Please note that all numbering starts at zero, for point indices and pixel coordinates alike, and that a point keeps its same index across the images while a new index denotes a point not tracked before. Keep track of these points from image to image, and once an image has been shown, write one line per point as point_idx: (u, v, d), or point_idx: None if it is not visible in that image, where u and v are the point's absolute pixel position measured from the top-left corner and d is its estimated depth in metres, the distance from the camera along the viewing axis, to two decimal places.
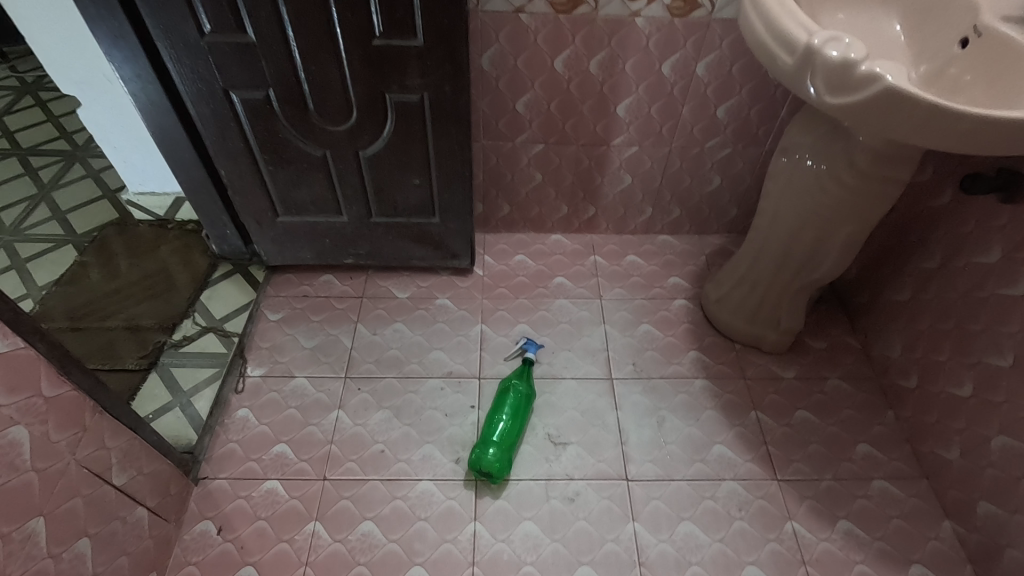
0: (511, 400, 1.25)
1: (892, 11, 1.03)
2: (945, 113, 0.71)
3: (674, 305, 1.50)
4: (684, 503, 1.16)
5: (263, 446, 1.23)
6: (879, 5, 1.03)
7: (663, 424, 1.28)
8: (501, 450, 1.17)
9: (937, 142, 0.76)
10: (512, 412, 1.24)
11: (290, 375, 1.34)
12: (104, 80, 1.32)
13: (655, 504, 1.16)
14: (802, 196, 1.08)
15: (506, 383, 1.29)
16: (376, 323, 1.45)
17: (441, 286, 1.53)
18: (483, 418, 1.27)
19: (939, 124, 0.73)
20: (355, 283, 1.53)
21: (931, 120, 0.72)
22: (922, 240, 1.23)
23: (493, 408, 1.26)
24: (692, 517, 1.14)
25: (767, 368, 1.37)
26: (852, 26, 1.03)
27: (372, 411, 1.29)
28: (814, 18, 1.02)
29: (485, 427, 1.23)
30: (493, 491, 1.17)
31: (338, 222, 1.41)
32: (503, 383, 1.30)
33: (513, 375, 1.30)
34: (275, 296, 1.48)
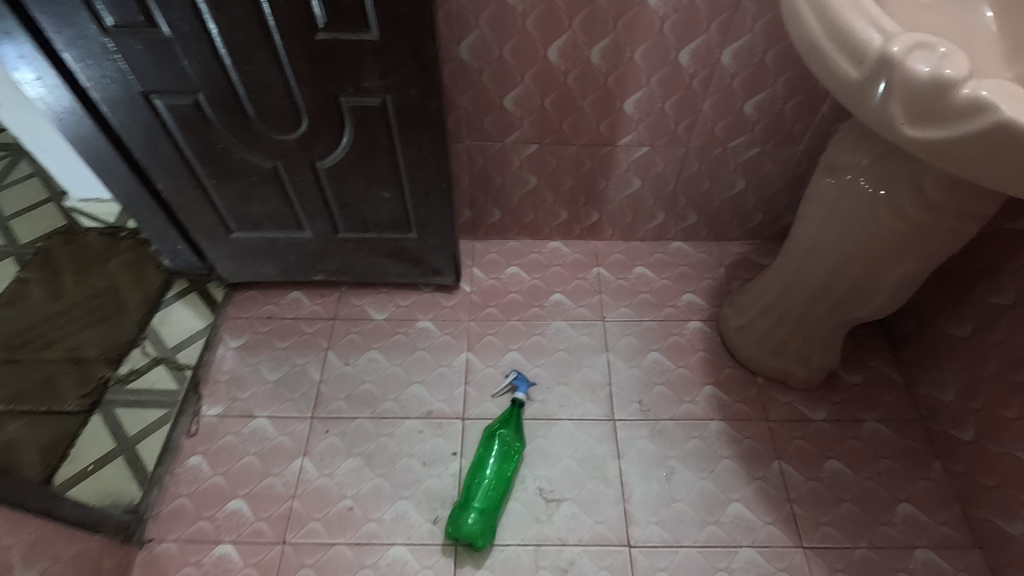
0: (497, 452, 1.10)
1: None
2: None
3: (688, 327, 1.31)
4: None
5: (216, 502, 1.09)
6: None
7: (672, 476, 1.11)
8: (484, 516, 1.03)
9: None
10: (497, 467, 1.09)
11: (250, 415, 1.19)
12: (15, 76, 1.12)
13: None
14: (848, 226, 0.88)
15: (491, 429, 1.14)
16: (348, 350, 1.29)
17: (423, 305, 1.36)
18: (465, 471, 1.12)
19: None
20: (326, 301, 1.36)
21: None
22: (991, 269, 1.02)
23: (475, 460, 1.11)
24: None
25: (794, 408, 1.19)
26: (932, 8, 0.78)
27: (341, 459, 1.14)
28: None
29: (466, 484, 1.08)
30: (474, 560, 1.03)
31: (300, 238, 1.23)
32: (488, 429, 1.15)
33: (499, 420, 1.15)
34: (237, 319, 1.32)
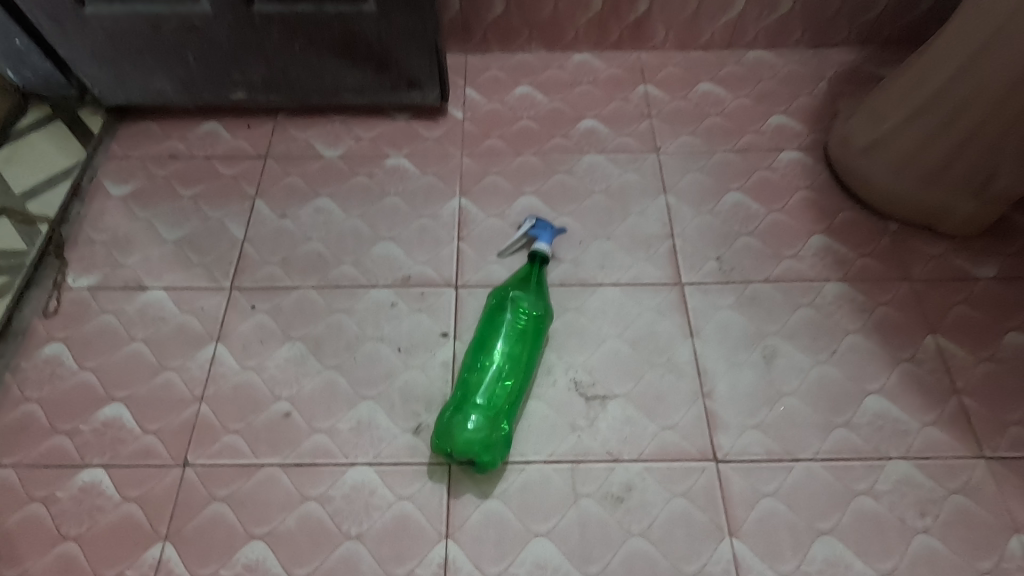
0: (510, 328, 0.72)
1: None
2: None
3: (780, 158, 0.90)
4: (820, 503, 0.65)
5: (81, 409, 0.71)
6: None
7: (774, 361, 0.74)
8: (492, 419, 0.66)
9: None
10: (511, 349, 0.71)
11: (139, 286, 0.80)
12: None
13: (768, 505, 0.65)
14: None
15: (499, 296, 0.75)
16: (286, 198, 0.88)
17: (396, 137, 0.94)
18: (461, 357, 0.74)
19: None
20: (254, 135, 0.94)
21: None
22: None
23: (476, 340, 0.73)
24: (836, 530, 0.64)
25: (948, 263, 0.80)
26: None
27: (274, 345, 0.76)
28: None
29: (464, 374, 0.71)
30: (478, 486, 0.67)
31: (197, 16, 0.80)
32: (495, 297, 0.76)
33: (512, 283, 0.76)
34: (122, 160, 0.91)
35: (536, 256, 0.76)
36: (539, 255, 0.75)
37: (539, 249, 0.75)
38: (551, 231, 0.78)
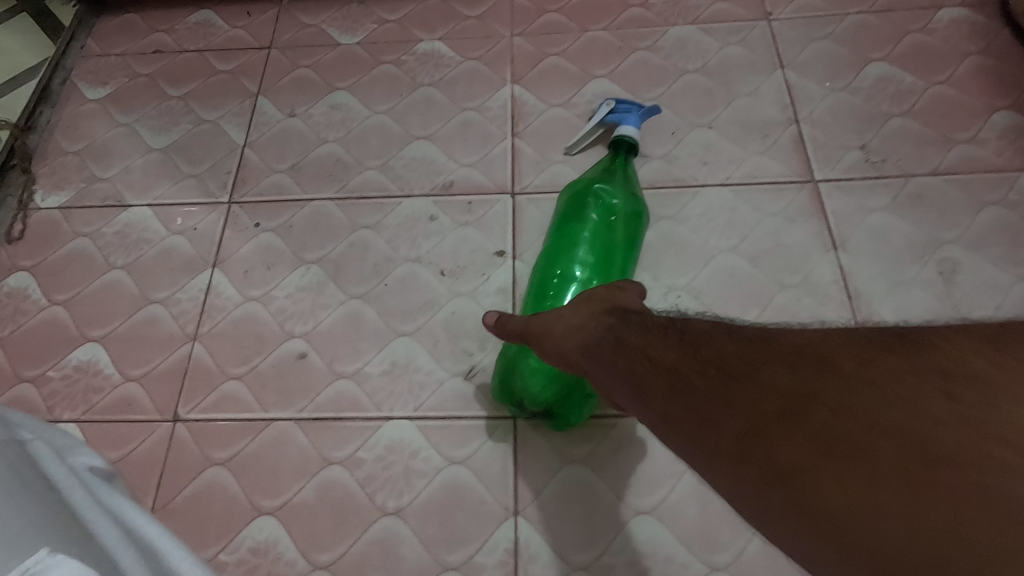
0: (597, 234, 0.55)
1: None
2: None
3: (940, 17, 0.67)
4: None
5: (50, 351, 0.57)
6: None
7: (955, 278, 0.53)
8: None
9: None
10: (600, 260, 0.54)
11: (118, 203, 0.64)
12: None
13: None
14: None
15: (577, 196, 0.58)
16: (295, 94, 0.70)
17: (429, 17, 0.75)
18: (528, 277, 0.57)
19: None
20: (255, 24, 0.76)
21: None
22: None
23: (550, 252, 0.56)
24: None
25: None
26: None
27: (283, 271, 0.59)
28: None
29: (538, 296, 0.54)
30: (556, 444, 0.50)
31: None
32: (569, 199, 0.58)
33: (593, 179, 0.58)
34: (100, 58, 0.74)
35: (623, 141, 0.58)
36: (628, 141, 0.58)
37: (627, 133, 0.58)
38: (641, 112, 0.60)
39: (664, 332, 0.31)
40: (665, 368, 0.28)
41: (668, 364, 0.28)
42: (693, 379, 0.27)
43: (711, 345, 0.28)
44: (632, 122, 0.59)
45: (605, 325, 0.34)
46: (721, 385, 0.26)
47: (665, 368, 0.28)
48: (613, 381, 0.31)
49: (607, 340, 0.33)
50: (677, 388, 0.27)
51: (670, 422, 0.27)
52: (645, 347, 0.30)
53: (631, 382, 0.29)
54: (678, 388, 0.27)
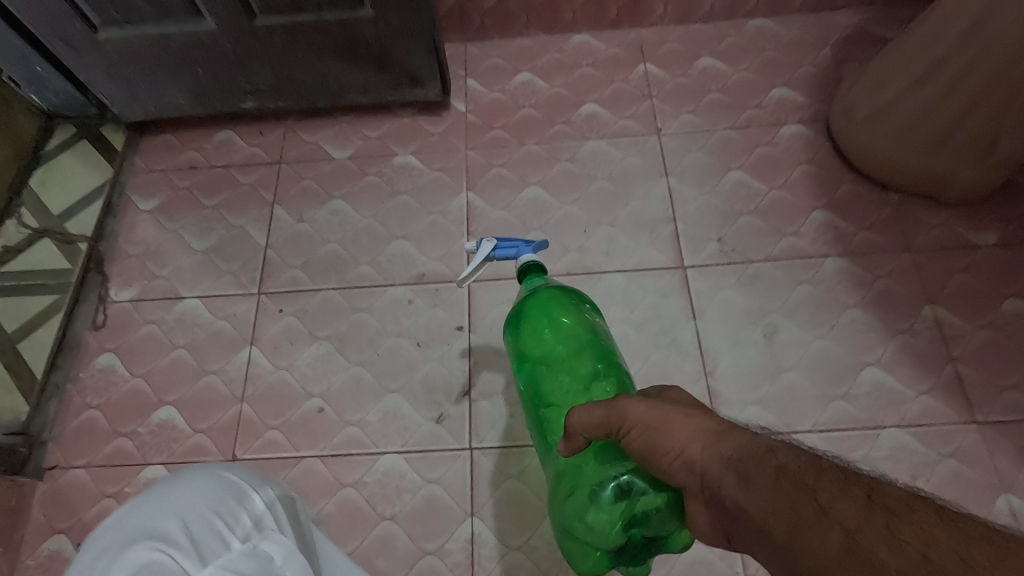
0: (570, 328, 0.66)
1: None
2: None
3: (782, 133, 0.91)
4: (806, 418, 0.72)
5: (137, 413, 0.79)
6: None
7: (774, 337, 0.77)
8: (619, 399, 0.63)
9: None
10: (583, 337, 0.66)
11: (176, 296, 0.86)
12: None
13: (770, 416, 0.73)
14: None
15: (534, 322, 0.66)
16: (302, 202, 0.92)
17: (402, 134, 0.96)
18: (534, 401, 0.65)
19: None
20: (266, 141, 0.97)
21: None
22: None
23: (542, 366, 0.65)
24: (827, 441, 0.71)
25: (951, 231, 0.81)
26: None
27: (302, 346, 0.81)
28: None
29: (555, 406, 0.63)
30: (526, 485, 0.72)
31: (203, 32, 0.82)
32: (525, 329, 0.67)
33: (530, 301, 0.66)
34: (146, 174, 0.95)
35: (529, 266, 0.65)
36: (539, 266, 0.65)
37: (532, 258, 0.65)
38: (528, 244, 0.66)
39: (828, 480, 0.36)
40: (841, 529, 0.33)
41: (840, 527, 0.33)
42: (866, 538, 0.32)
43: (882, 513, 0.32)
44: (528, 252, 0.65)
45: (743, 447, 0.40)
46: (856, 550, 0.32)
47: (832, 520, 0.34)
48: (756, 518, 0.37)
49: (749, 470, 0.39)
50: (859, 560, 0.32)
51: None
52: (811, 491, 0.35)
53: (790, 530, 0.35)
54: (854, 555, 0.32)
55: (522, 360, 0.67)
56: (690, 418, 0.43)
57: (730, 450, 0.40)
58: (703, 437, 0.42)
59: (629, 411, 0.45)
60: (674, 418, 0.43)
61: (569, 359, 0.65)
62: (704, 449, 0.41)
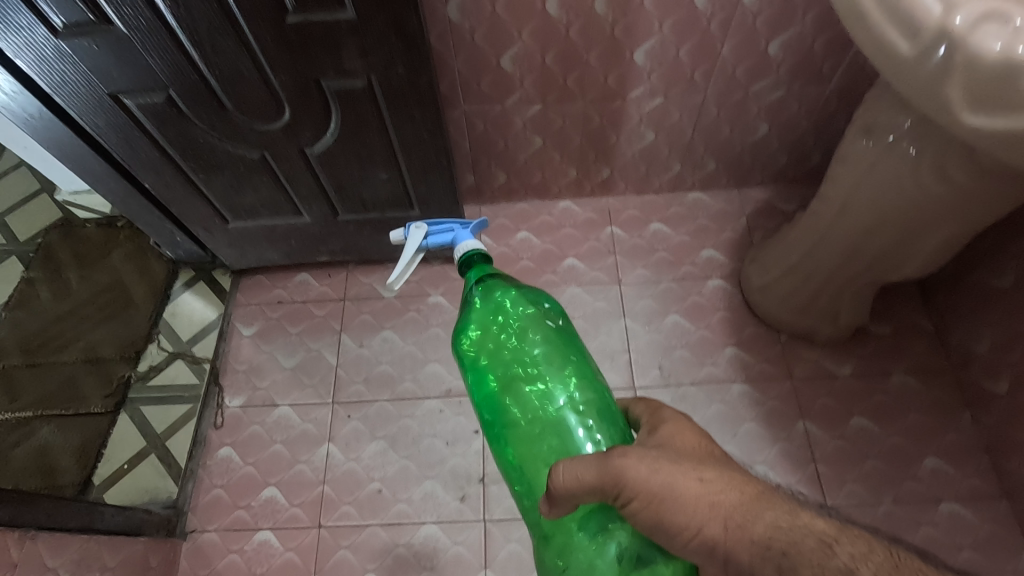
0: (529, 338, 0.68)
1: None
2: None
3: (708, 286, 1.27)
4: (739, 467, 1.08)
5: (250, 491, 1.12)
6: None
7: None
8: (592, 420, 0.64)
9: None
10: (545, 345, 0.68)
11: (272, 403, 1.20)
12: None
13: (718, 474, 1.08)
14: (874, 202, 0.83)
15: (487, 325, 0.69)
16: (361, 332, 1.27)
17: (434, 279, 1.32)
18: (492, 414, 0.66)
19: None
20: (334, 282, 1.33)
21: None
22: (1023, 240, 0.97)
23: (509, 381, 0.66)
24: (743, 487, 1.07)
25: (821, 365, 1.16)
26: None
27: (366, 442, 1.15)
28: None
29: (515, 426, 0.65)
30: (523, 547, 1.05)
31: (299, 223, 1.17)
32: (479, 336, 0.69)
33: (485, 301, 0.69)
34: (246, 306, 1.30)
35: (471, 254, 0.71)
36: (480, 253, 0.71)
37: (473, 247, 0.71)
38: (464, 227, 0.74)
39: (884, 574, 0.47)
40: None
41: None
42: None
43: None
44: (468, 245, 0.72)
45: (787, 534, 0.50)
46: None
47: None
48: None
49: (791, 562, 0.49)
50: None
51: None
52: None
53: None
54: None
55: (482, 372, 0.68)
56: (713, 504, 0.53)
57: (777, 540, 0.50)
58: (724, 513, 0.52)
59: (627, 474, 0.53)
60: (683, 485, 0.54)
61: (529, 371, 0.66)
62: (725, 528, 0.52)
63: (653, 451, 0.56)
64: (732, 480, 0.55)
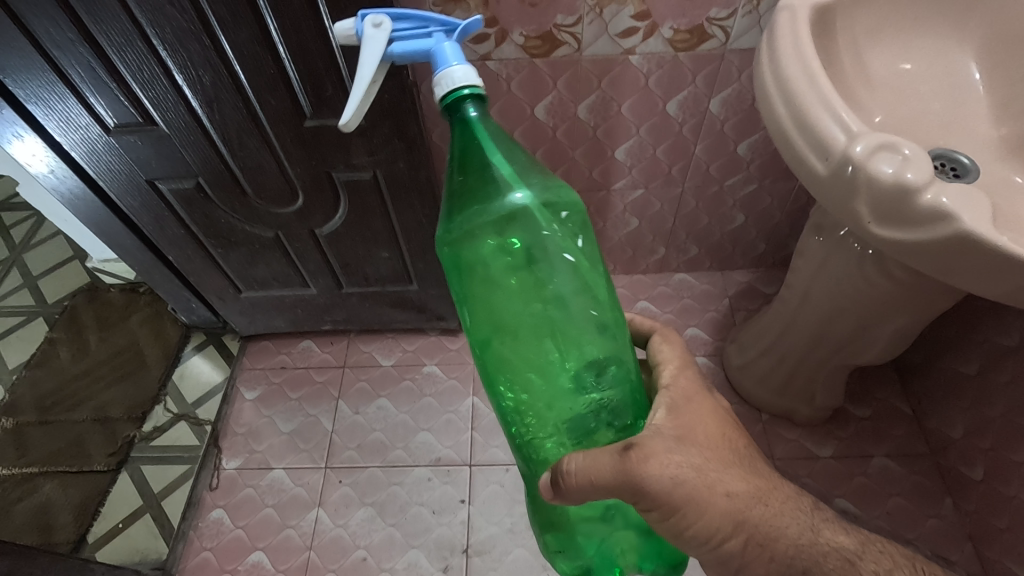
0: (543, 256, 0.55)
1: (959, 61, 0.77)
2: (1011, 262, 0.49)
3: None
4: None
5: (238, 555, 1.14)
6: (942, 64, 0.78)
7: None
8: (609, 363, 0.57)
9: (972, 281, 0.55)
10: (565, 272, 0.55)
11: (267, 467, 1.24)
12: None
13: None
14: (832, 291, 0.90)
15: (488, 226, 0.53)
16: (358, 399, 1.32)
17: (430, 349, 1.39)
18: (483, 335, 0.55)
19: (991, 271, 0.52)
20: (336, 349, 1.40)
21: (995, 268, 0.51)
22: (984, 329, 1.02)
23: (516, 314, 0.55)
24: None
25: (802, 445, 1.19)
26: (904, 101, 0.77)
27: (354, 509, 1.18)
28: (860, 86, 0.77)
29: (516, 353, 0.56)
30: None
31: (306, 294, 1.26)
32: (474, 241, 0.54)
33: (484, 196, 0.52)
34: (251, 370, 1.37)
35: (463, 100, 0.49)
36: (477, 101, 0.49)
37: (468, 91, 0.48)
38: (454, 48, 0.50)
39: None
40: None
41: None
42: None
43: None
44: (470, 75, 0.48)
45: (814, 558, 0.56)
46: None
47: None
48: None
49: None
50: None
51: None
52: None
53: None
54: None
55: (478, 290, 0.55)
56: (739, 521, 0.56)
57: (799, 559, 0.56)
58: (747, 529, 0.56)
59: (645, 481, 0.53)
60: (706, 501, 0.55)
61: (543, 297, 0.55)
62: (745, 545, 0.57)
63: (675, 448, 0.56)
64: (752, 492, 0.58)
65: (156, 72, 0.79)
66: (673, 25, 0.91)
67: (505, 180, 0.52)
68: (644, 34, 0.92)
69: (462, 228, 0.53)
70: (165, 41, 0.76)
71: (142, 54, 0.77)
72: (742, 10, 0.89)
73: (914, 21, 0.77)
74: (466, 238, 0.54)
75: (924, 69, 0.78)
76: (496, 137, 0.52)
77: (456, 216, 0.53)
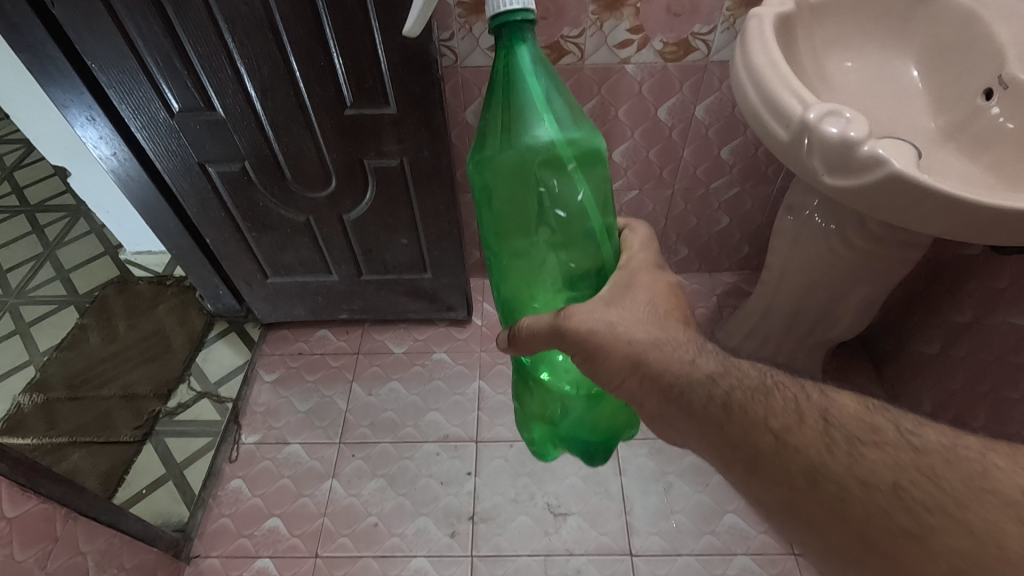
0: (551, 193, 0.61)
1: (901, 67, 0.92)
2: (935, 196, 0.62)
3: None
4: (706, 516, 1.17)
5: (254, 521, 1.20)
6: (887, 70, 0.93)
7: (670, 490, 1.21)
8: (595, 276, 0.67)
9: (907, 218, 0.67)
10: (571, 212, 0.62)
11: (284, 442, 1.31)
12: (85, 161, 1.27)
13: (678, 518, 1.17)
14: (804, 266, 1.02)
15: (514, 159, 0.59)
16: (371, 382, 1.41)
17: (439, 338, 1.48)
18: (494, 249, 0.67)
19: (922, 205, 0.64)
20: (351, 337, 1.50)
21: (924, 203, 0.64)
22: (943, 309, 1.14)
23: (517, 238, 0.65)
24: (714, 531, 1.15)
25: None
26: (856, 99, 0.92)
27: (367, 480, 1.25)
28: (819, 83, 0.91)
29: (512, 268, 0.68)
30: None
31: (328, 281, 1.37)
32: (494, 173, 0.61)
33: (509, 134, 0.58)
34: (270, 355, 1.46)
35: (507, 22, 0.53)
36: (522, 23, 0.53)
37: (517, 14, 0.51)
38: None
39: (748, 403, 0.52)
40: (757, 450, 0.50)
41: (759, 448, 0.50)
42: (764, 448, 0.49)
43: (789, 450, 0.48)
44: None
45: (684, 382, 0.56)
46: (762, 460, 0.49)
47: (741, 428, 0.51)
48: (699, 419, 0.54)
49: (685, 399, 0.55)
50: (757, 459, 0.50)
51: (740, 465, 0.51)
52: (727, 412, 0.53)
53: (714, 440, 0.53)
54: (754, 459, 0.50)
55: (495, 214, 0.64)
56: (637, 363, 0.59)
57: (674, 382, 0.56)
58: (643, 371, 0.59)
59: (570, 332, 0.60)
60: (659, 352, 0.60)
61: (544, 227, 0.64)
62: (639, 382, 0.59)
63: (598, 309, 0.61)
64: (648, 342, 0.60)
65: (224, 63, 0.93)
66: (663, 39, 1.06)
67: (527, 122, 0.57)
68: (637, 46, 1.07)
69: (489, 161, 0.60)
70: (235, 36, 0.90)
71: (214, 45, 0.91)
72: (720, 27, 1.05)
73: (861, 34, 0.93)
74: (491, 167, 0.61)
75: (873, 72, 0.93)
76: (536, 73, 0.56)
77: (487, 143, 0.60)
